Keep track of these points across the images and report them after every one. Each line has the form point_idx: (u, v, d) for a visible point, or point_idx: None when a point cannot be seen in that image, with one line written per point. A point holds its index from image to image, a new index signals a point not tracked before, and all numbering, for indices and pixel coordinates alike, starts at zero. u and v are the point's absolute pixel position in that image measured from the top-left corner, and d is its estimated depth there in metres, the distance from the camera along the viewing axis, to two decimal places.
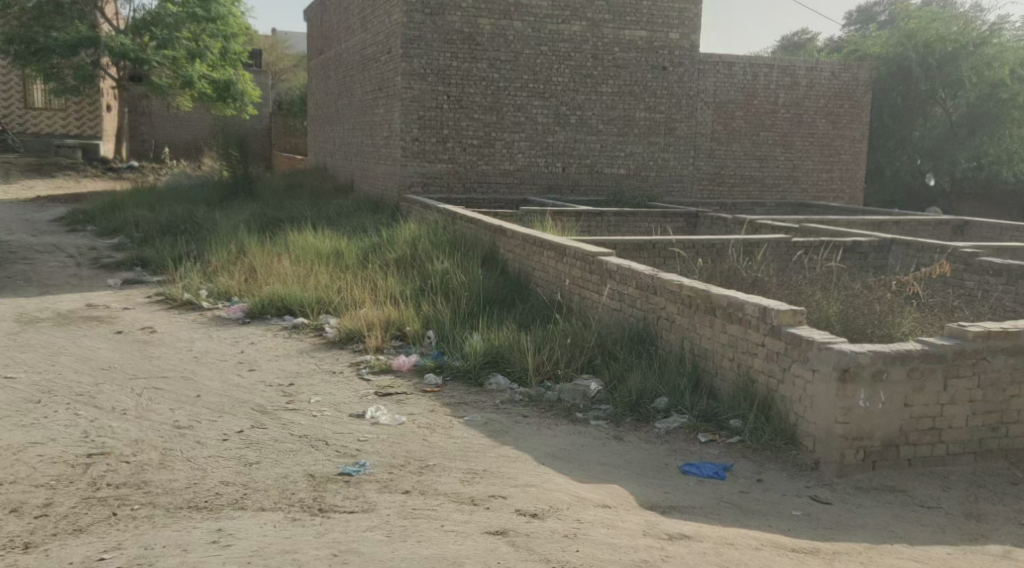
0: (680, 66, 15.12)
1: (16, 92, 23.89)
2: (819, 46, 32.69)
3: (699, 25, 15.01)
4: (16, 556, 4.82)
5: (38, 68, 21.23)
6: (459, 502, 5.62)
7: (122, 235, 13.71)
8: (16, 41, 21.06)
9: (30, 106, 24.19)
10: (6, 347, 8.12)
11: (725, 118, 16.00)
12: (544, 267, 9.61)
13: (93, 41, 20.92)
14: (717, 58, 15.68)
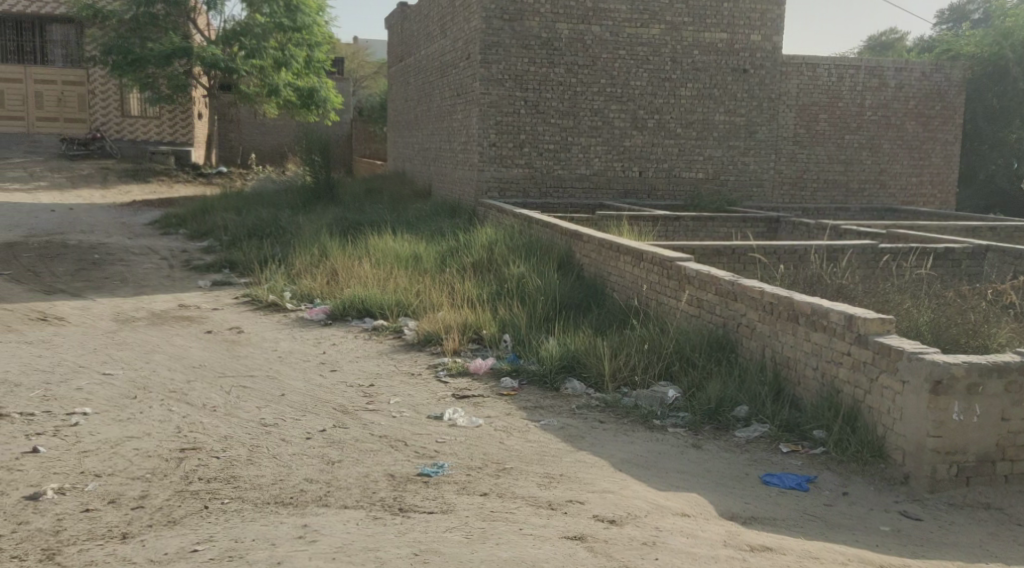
0: (762, 68, 14.89)
1: (114, 102, 24.99)
2: (909, 46, 32.02)
3: (781, 27, 14.80)
4: (114, 546, 4.99)
5: (134, 78, 21.78)
6: (537, 506, 5.65)
7: (210, 238, 14.09)
8: (113, 52, 21.60)
9: (127, 114, 25.22)
10: (104, 345, 8.40)
11: (809, 120, 15.79)
12: (620, 272, 9.56)
13: (186, 51, 21.48)
14: (800, 60, 15.50)
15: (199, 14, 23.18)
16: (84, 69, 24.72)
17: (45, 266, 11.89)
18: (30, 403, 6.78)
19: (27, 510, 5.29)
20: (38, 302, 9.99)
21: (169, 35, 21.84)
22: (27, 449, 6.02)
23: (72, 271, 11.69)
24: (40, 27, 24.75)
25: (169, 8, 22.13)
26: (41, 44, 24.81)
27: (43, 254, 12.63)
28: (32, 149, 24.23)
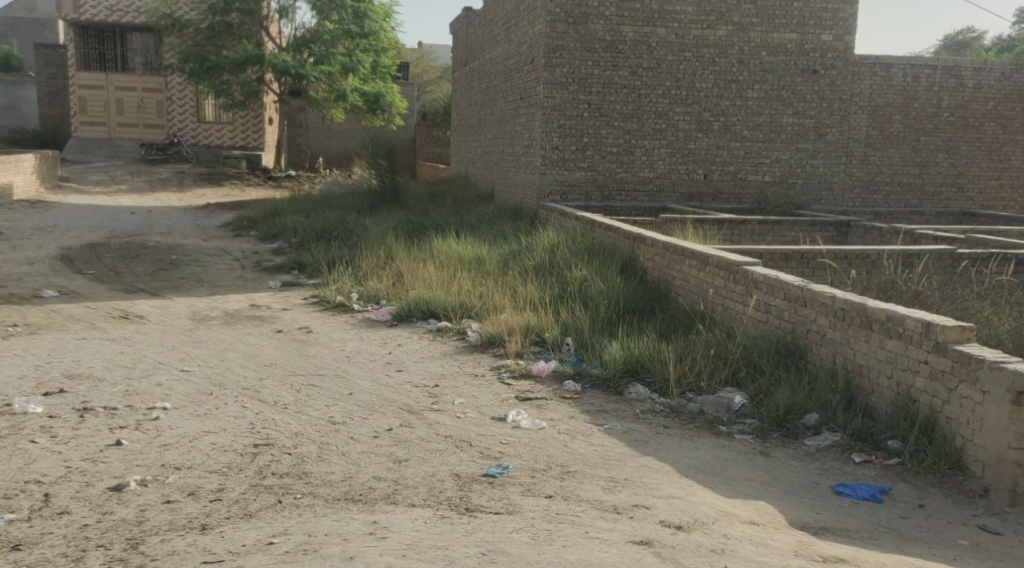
0: (833, 69, 14.57)
1: (190, 108, 25.63)
2: (989, 46, 31.22)
3: (853, 26, 14.41)
4: (194, 536, 5.11)
5: (210, 85, 22.24)
6: (602, 510, 5.65)
7: (281, 240, 14.35)
8: (190, 61, 22.13)
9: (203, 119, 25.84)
10: (182, 342, 8.61)
11: (883, 122, 15.07)
12: (684, 276, 9.45)
13: (259, 59, 21.86)
14: (874, 60, 14.78)
15: (271, 22, 23.56)
16: (162, 77, 25.36)
17: (125, 266, 12.23)
18: (113, 397, 6.97)
19: (111, 501, 5.44)
20: (118, 300, 10.28)
21: (243, 43, 22.45)
22: (111, 442, 6.18)
23: (151, 271, 12.00)
24: (121, 36, 25.51)
25: (243, 18, 22.77)
26: (122, 52, 25.59)
27: (123, 254, 13.01)
28: (111, 154, 24.97)
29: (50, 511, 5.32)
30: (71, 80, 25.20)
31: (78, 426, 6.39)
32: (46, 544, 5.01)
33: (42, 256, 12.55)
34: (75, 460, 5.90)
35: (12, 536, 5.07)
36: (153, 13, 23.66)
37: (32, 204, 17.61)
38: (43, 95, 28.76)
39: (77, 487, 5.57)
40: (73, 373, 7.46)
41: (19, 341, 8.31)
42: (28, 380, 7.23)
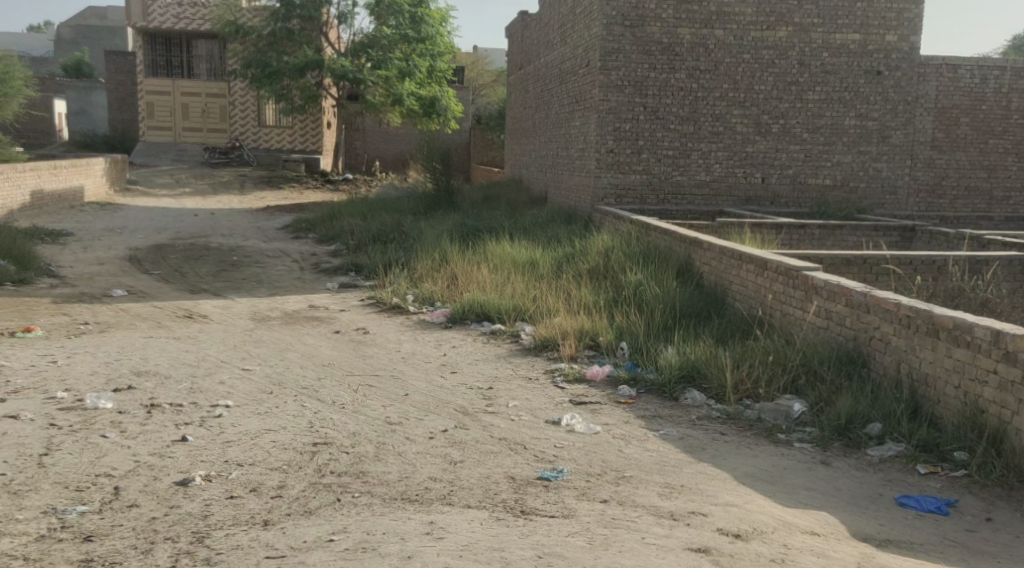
0: (898, 70, 14.23)
1: (251, 112, 26.13)
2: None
3: (920, 26, 14.11)
4: (257, 531, 5.17)
5: (271, 90, 22.64)
6: (659, 515, 5.59)
7: (338, 242, 14.47)
8: (253, 66, 22.75)
9: (263, 124, 26.17)
10: (243, 341, 8.71)
11: (949, 124, 14.75)
12: (742, 281, 9.32)
13: (317, 64, 22.18)
14: (940, 61, 14.48)
15: (331, 28, 23.87)
16: (225, 82, 25.95)
17: (189, 266, 12.43)
18: (179, 394, 7.08)
19: (177, 495, 5.52)
20: (182, 300, 10.45)
21: (303, 49, 22.73)
22: (177, 437, 6.27)
23: (214, 271, 12.19)
24: (187, 43, 26.13)
25: (304, 24, 23.07)
26: (188, 58, 26.18)
27: (187, 254, 13.24)
28: (176, 157, 25.48)
29: (120, 504, 5.40)
30: (140, 86, 25.89)
31: (146, 422, 6.50)
32: (115, 536, 5.09)
33: (111, 256, 12.83)
34: (142, 454, 5.99)
35: (84, 527, 5.16)
36: (218, 20, 24.21)
37: (101, 206, 18.02)
38: (112, 100, 29.45)
39: (145, 480, 5.66)
40: (140, 370, 7.59)
41: (89, 338, 8.48)
42: (97, 376, 7.37)
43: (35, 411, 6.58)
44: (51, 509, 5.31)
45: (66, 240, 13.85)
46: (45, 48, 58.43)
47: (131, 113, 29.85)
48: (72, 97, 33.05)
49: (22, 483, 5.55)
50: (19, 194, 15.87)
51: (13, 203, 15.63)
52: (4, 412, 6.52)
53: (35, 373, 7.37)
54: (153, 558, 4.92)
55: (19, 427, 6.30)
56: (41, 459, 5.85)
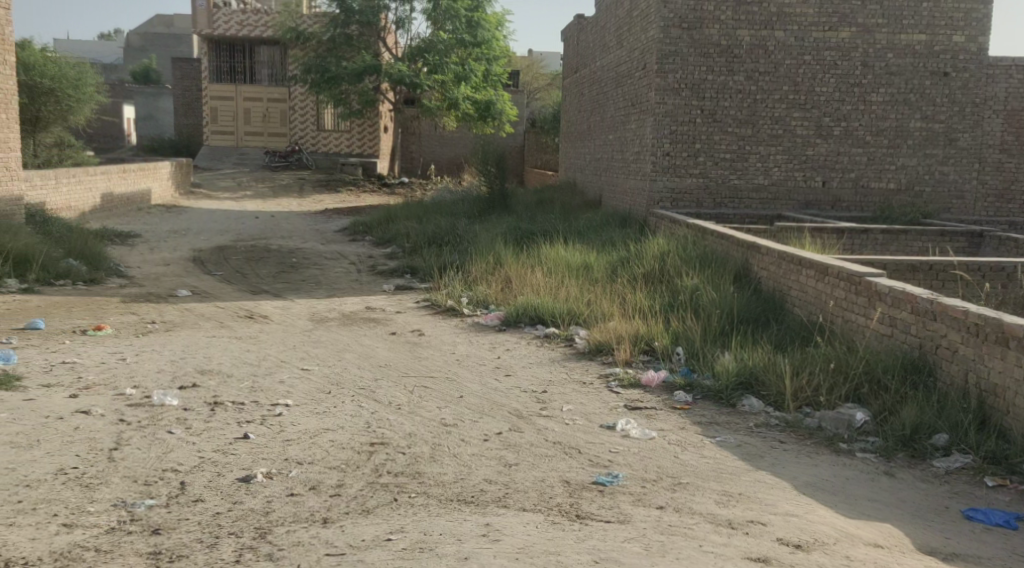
0: (966, 70, 13.87)
1: (310, 116, 26.42)
2: None
3: (989, 26, 13.76)
4: (316, 529, 5.20)
5: (330, 94, 22.87)
6: (716, 523, 5.51)
7: (393, 244, 14.55)
8: (313, 71, 22.86)
9: (322, 128, 26.52)
10: (301, 342, 8.79)
11: (1018, 126, 14.37)
12: (801, 286, 9.16)
13: (375, 69, 22.37)
14: (1009, 62, 14.18)
15: (388, 33, 24.04)
16: (286, 87, 26.32)
17: (250, 268, 12.58)
18: (240, 393, 7.15)
19: (240, 491, 5.57)
20: (244, 300, 10.58)
21: (362, 54, 22.94)
22: (239, 435, 6.33)
23: (274, 272, 12.32)
24: (250, 49, 26.46)
25: (362, 30, 23.32)
26: (250, 64, 26.58)
27: (248, 256, 13.40)
28: (238, 161, 25.89)
29: (185, 499, 5.46)
30: (204, 91, 26.36)
31: (210, 419, 6.56)
32: (182, 530, 5.15)
33: (176, 257, 13.06)
34: (207, 451, 6.05)
35: (152, 520, 5.23)
36: (279, 26, 24.57)
37: (167, 209, 18.37)
38: (177, 105, 30.01)
39: (209, 476, 5.71)
40: (203, 368, 7.68)
41: (155, 337, 8.61)
42: (163, 373, 7.48)
43: (105, 407, 6.70)
44: (121, 502, 5.39)
45: (133, 241, 14.12)
46: (114, 54, 59.84)
47: (194, 117, 30.38)
48: (139, 102, 33.75)
49: (92, 476, 5.64)
50: (90, 196, 16.20)
51: (84, 205, 15.98)
52: (75, 407, 6.64)
53: (105, 369, 7.50)
54: (217, 552, 4.96)
55: (90, 422, 6.40)
56: (111, 453, 5.94)
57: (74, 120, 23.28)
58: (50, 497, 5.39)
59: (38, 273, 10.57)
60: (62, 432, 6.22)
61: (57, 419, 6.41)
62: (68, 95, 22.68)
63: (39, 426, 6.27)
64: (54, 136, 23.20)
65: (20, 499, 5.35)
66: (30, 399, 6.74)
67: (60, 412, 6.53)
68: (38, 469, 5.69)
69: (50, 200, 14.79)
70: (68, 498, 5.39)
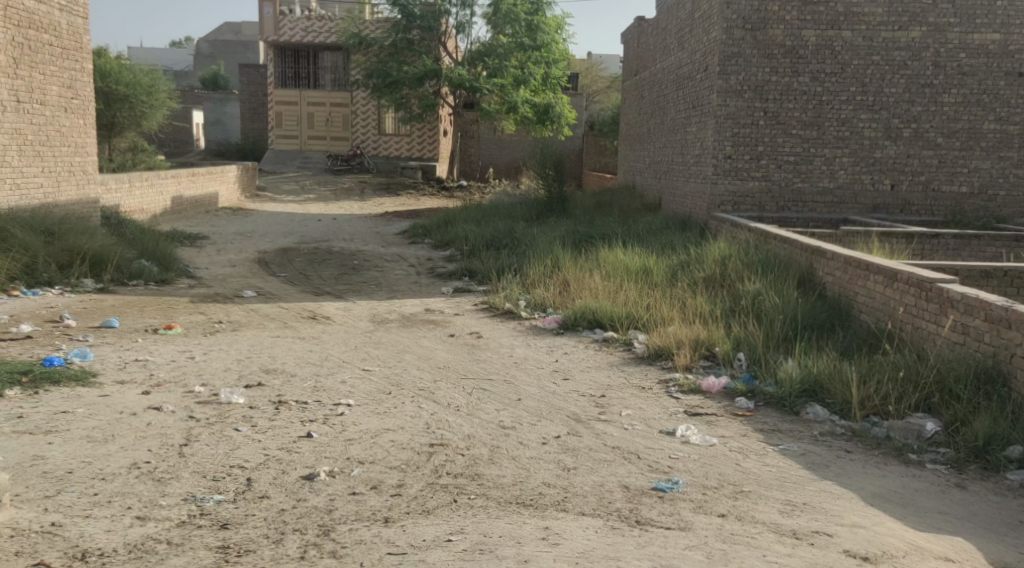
0: None
1: (372, 120, 26.66)
2: None
3: None
4: (378, 528, 5.19)
5: (391, 99, 23.10)
6: (780, 533, 5.38)
7: (452, 247, 14.56)
8: (374, 76, 23.11)
9: (383, 132, 26.77)
10: (363, 342, 8.82)
11: None
12: (869, 292, 8.94)
13: (436, 74, 22.51)
14: None
15: (449, 37, 24.17)
16: (349, 92, 26.52)
17: (313, 269, 12.68)
18: (304, 392, 7.18)
19: (303, 488, 5.58)
20: (307, 301, 10.67)
21: (422, 59, 23.09)
22: (302, 433, 6.36)
23: (335, 274, 12.40)
24: (314, 55, 26.80)
25: (424, 34, 23.46)
26: (314, 70, 26.87)
27: (311, 258, 13.51)
28: (302, 164, 26.21)
29: (252, 495, 5.49)
30: (270, 97, 26.76)
31: (275, 417, 6.60)
32: (249, 525, 5.17)
33: (241, 259, 13.22)
34: (271, 448, 6.08)
35: (220, 515, 5.26)
36: (342, 32, 24.83)
37: (233, 211, 18.64)
38: (243, 110, 30.49)
39: (274, 473, 5.74)
40: (269, 367, 7.74)
41: (223, 337, 8.70)
42: (230, 371, 7.56)
43: (175, 403, 6.77)
44: (191, 497, 5.43)
45: (201, 243, 14.34)
46: (185, 61, 61.13)
47: (260, 123, 30.82)
48: (208, 107, 34.42)
49: (164, 470, 5.70)
50: (161, 199, 16.49)
51: (156, 207, 16.27)
52: (147, 403, 6.73)
53: (175, 367, 7.60)
54: (283, 548, 4.98)
55: (161, 418, 6.48)
56: (181, 449, 6.00)
57: (147, 126, 23.84)
58: (124, 490, 5.45)
59: (113, 274, 10.79)
60: (134, 427, 6.30)
61: (131, 415, 6.49)
62: (142, 101, 23.23)
63: (113, 421, 6.36)
64: (127, 141, 23.75)
65: (95, 492, 5.42)
66: (104, 395, 6.84)
67: (134, 408, 6.62)
68: (113, 463, 5.76)
69: (123, 203, 15.09)
70: (141, 492, 5.45)
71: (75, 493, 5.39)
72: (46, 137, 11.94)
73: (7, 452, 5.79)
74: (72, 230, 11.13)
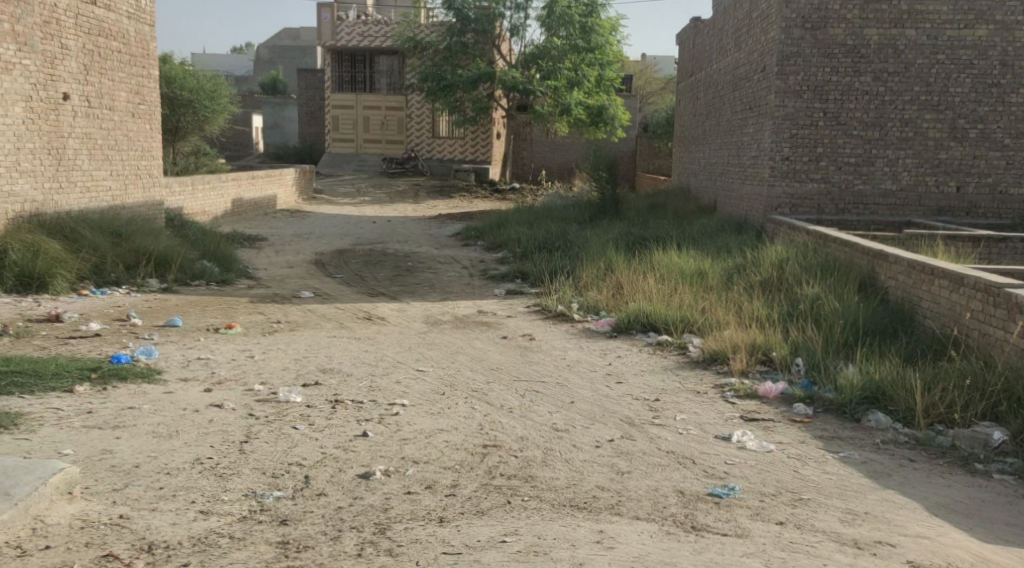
0: None
1: (427, 124, 26.72)
2: None
3: None
4: (433, 527, 5.16)
5: (445, 102, 23.23)
6: (842, 543, 5.25)
7: (505, 250, 14.53)
8: (428, 79, 23.26)
9: (437, 135, 26.73)
10: (416, 344, 8.82)
11: None
12: (934, 297, 8.71)
13: (490, 77, 22.58)
14: None
15: (503, 40, 24.20)
16: (404, 95, 26.74)
17: (368, 271, 12.72)
18: (359, 391, 7.20)
19: (359, 487, 5.57)
20: (362, 302, 10.70)
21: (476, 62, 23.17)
22: (358, 432, 6.36)
23: (390, 276, 12.43)
24: (370, 59, 27.05)
25: (478, 37, 23.48)
26: (371, 74, 27.12)
27: (365, 260, 13.57)
28: (357, 167, 26.42)
29: (310, 492, 5.50)
30: (328, 102, 27.09)
31: (331, 416, 6.62)
32: (308, 522, 5.17)
33: (299, 260, 13.33)
34: (328, 447, 6.09)
35: (280, 511, 5.28)
36: (397, 36, 24.98)
37: (291, 213, 18.82)
38: (301, 114, 30.82)
39: (331, 472, 5.74)
40: (325, 367, 7.77)
41: (282, 337, 8.76)
42: (287, 371, 7.60)
43: (236, 401, 6.82)
44: (252, 492, 5.45)
45: (261, 245, 14.48)
46: (245, 66, 62.11)
47: (317, 126, 31.12)
48: (267, 111, 34.86)
49: (225, 466, 5.74)
50: (222, 201, 16.70)
51: (216, 210, 16.48)
52: (209, 401, 6.79)
53: (235, 366, 7.66)
54: (341, 545, 4.97)
55: (222, 415, 6.52)
56: (242, 445, 6.04)
57: (210, 130, 24.21)
58: (188, 485, 5.49)
59: (177, 274, 10.93)
60: (197, 423, 6.36)
61: (193, 412, 6.55)
62: (205, 106, 23.59)
63: (176, 417, 6.42)
64: (190, 146, 24.09)
65: (161, 486, 5.46)
66: (169, 392, 6.91)
67: (195, 405, 6.67)
68: (177, 458, 5.81)
69: (186, 205, 15.30)
70: (204, 487, 5.49)
71: (141, 487, 5.44)
72: (115, 141, 12.15)
73: (76, 445, 5.87)
74: (138, 232, 11.33)
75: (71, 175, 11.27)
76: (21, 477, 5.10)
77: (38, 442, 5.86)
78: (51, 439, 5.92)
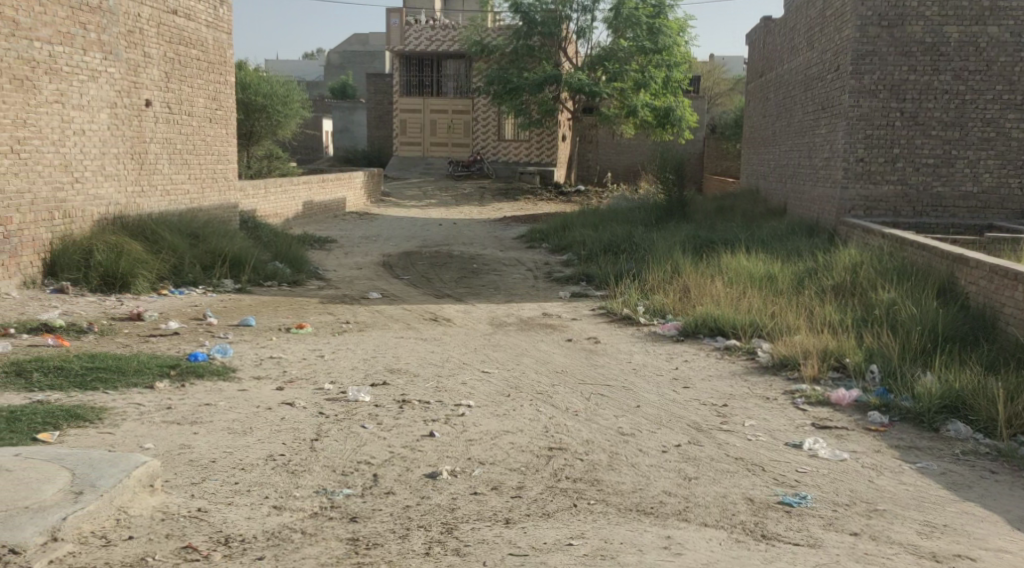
0: None
1: (493, 127, 26.88)
2: None
3: None
4: (499, 528, 5.16)
5: (511, 105, 23.30)
6: (919, 556, 5.12)
7: (570, 252, 14.49)
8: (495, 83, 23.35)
9: (503, 138, 26.86)
10: (482, 345, 8.84)
11: None
12: (1017, 304, 8.46)
13: (556, 79, 22.57)
14: None
15: (570, 43, 24.17)
16: (471, 99, 26.90)
17: (435, 273, 12.79)
18: (426, 392, 7.23)
19: (426, 487, 5.60)
20: (430, 303, 10.77)
21: (544, 65, 23.19)
22: (425, 433, 6.39)
23: (457, 278, 12.50)
24: (438, 63, 27.22)
25: (545, 40, 23.47)
26: (438, 77, 27.29)
27: (432, 261, 13.67)
28: (424, 170, 26.62)
29: (378, 491, 5.54)
30: (395, 105, 27.39)
31: (399, 416, 6.66)
32: (376, 520, 5.21)
33: (367, 261, 13.47)
34: (396, 446, 6.14)
35: (349, 508, 5.32)
36: (465, 39, 25.09)
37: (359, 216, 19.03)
38: (369, 118, 31.17)
39: (398, 471, 5.78)
40: (393, 367, 7.83)
41: (351, 337, 8.85)
42: (356, 370, 7.68)
43: (307, 400, 6.91)
44: (322, 489, 5.52)
45: (331, 246, 14.67)
46: (316, 70, 63.04)
47: (385, 130, 31.42)
48: (336, 115, 35.30)
49: (297, 463, 5.82)
50: (293, 203, 16.95)
51: (288, 212, 16.73)
52: (281, 399, 6.88)
53: (306, 365, 7.76)
54: (409, 543, 5.00)
55: (294, 413, 6.61)
56: (313, 443, 6.11)
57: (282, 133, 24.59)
58: (261, 480, 5.57)
59: (250, 275, 11.10)
60: (270, 421, 6.44)
61: (266, 410, 6.64)
62: (278, 111, 23.99)
63: (250, 415, 6.51)
64: (263, 149, 24.49)
65: (236, 480, 5.55)
66: (243, 389, 7.02)
67: (268, 403, 6.77)
68: (251, 454, 5.90)
69: (259, 207, 15.56)
70: (277, 483, 5.56)
71: (218, 481, 5.53)
72: (193, 146, 12.41)
73: (156, 439, 5.99)
74: (214, 233, 11.55)
75: (152, 179, 11.56)
76: (106, 470, 5.22)
77: (121, 436, 6.00)
78: (133, 433, 6.05)
